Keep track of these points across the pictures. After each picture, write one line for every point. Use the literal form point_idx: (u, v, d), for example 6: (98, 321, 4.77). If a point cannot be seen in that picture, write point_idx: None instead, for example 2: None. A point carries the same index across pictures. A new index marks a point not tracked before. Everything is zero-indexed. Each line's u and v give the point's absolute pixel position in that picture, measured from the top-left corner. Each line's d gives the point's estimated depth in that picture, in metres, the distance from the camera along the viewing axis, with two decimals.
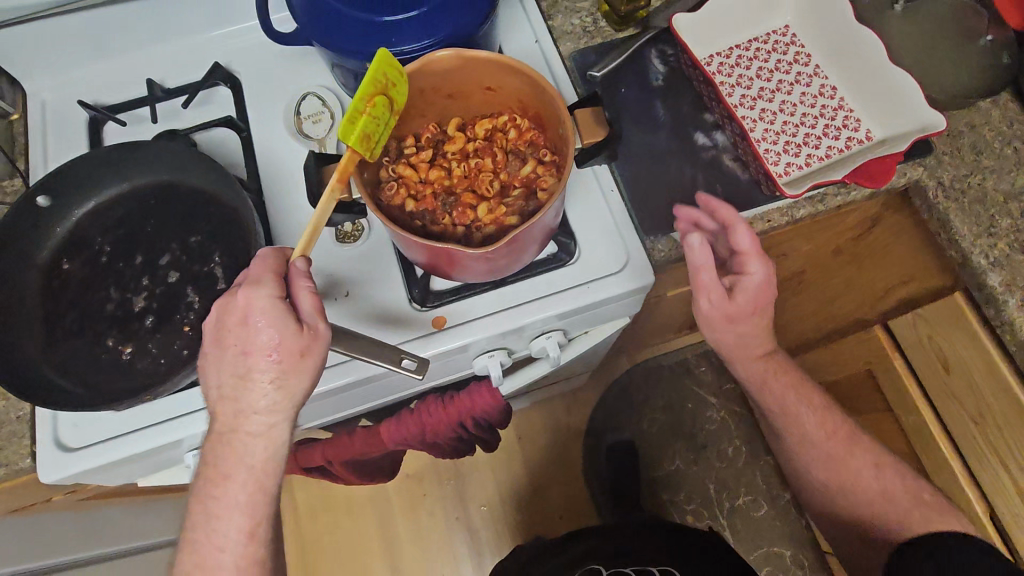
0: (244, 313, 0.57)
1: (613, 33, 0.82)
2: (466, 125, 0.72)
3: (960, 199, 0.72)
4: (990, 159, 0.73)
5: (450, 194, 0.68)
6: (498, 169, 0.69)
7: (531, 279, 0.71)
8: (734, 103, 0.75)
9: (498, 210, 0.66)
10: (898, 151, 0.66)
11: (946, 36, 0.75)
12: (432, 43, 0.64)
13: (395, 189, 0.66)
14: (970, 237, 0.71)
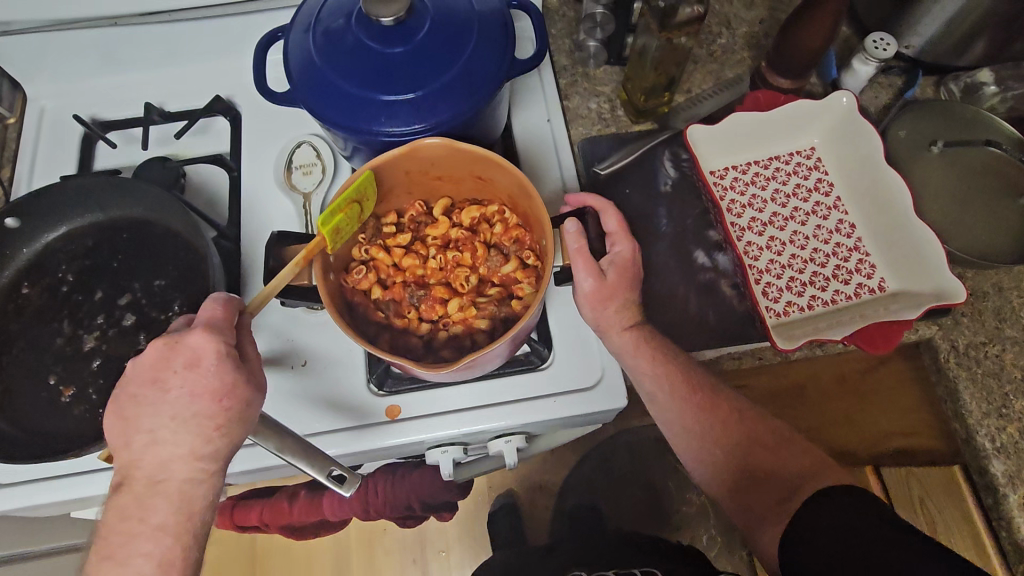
0: (195, 358, 0.52)
1: (629, 126, 0.77)
2: (454, 207, 0.69)
3: (973, 369, 0.66)
4: (1013, 329, 0.67)
5: (422, 284, 0.66)
6: (478, 263, 0.65)
7: (495, 381, 0.67)
8: (743, 225, 0.71)
9: (468, 311, 0.63)
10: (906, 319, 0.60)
11: (982, 189, 0.70)
12: (424, 129, 0.62)
13: (363, 274, 0.64)
14: (977, 415, 0.65)
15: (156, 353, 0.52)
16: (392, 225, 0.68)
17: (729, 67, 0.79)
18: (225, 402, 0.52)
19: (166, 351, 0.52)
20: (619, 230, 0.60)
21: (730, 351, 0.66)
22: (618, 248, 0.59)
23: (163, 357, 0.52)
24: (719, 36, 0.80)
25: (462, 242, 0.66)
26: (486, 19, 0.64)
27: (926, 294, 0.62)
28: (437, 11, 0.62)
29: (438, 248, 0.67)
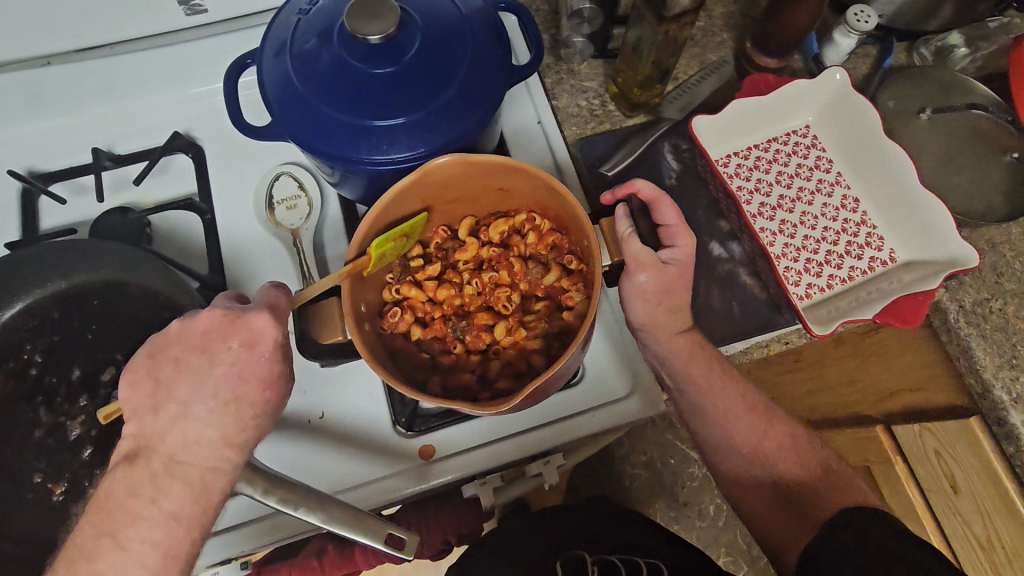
0: (250, 338, 0.48)
1: (623, 121, 0.75)
2: (480, 223, 0.66)
3: (981, 326, 0.69)
4: (1011, 281, 0.70)
5: (462, 314, 0.63)
6: (517, 279, 0.63)
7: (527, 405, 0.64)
8: (753, 211, 0.71)
9: (518, 333, 0.60)
10: (930, 289, 0.61)
11: (969, 151, 0.72)
12: (428, 151, 0.57)
13: (399, 316, 0.61)
14: (991, 368, 0.67)
15: (213, 320, 0.49)
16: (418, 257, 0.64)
17: (711, 49, 0.78)
18: (268, 392, 0.49)
19: (223, 323, 0.49)
20: (678, 225, 0.57)
21: (761, 340, 0.66)
22: (676, 241, 0.57)
23: (218, 327, 0.48)
24: (699, 19, 0.79)
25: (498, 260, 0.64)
26: (477, 24, 0.59)
27: (941, 261, 0.64)
28: (425, 20, 0.57)
29: (472, 273, 0.64)
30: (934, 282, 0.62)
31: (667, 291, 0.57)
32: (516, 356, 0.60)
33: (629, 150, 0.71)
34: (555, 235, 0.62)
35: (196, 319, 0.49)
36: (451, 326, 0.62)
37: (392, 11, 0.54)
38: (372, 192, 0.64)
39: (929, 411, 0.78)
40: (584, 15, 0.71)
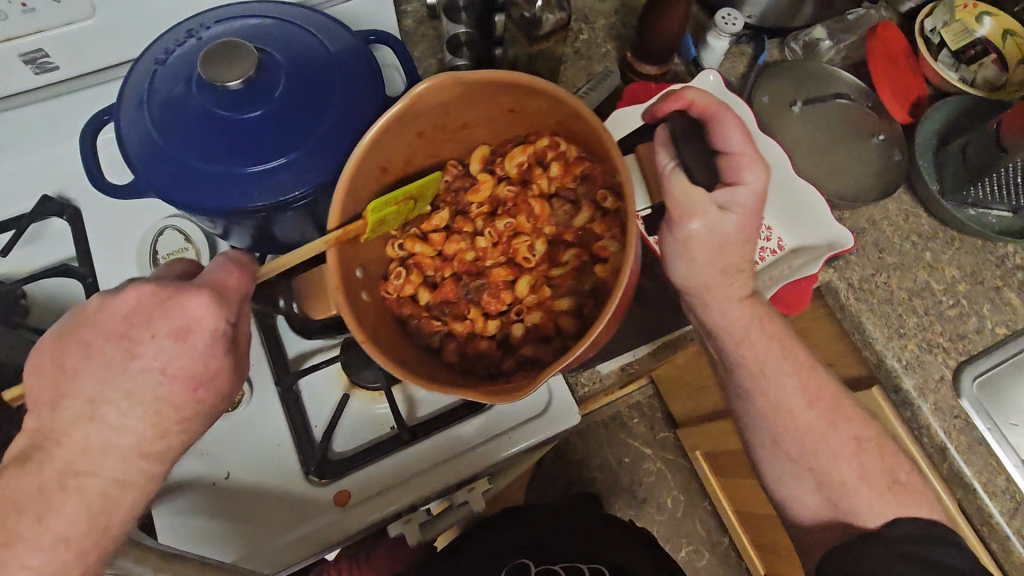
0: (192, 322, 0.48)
1: None
2: (494, 156, 0.65)
3: (870, 300, 0.73)
4: (892, 255, 0.75)
5: (484, 270, 0.65)
6: (538, 224, 0.64)
7: (445, 434, 0.63)
8: None
9: (543, 290, 0.63)
10: (810, 274, 0.68)
11: (848, 137, 0.77)
12: (310, 189, 0.55)
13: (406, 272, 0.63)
14: (882, 340, 0.71)
15: (137, 295, 0.48)
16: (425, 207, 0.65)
17: (596, 61, 0.80)
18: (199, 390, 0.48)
19: (151, 299, 0.48)
20: (740, 149, 0.58)
21: None
22: (746, 169, 0.57)
23: (145, 306, 0.47)
24: (582, 32, 0.81)
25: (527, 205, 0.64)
26: (346, 60, 0.59)
27: (821, 245, 0.69)
28: (291, 62, 0.57)
29: (483, 219, 0.65)
30: (808, 272, 0.69)
31: (747, 229, 0.59)
32: (541, 316, 0.62)
33: None
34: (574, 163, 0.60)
35: (120, 296, 0.47)
36: (460, 281, 0.65)
37: (250, 51, 0.53)
38: (259, 236, 0.62)
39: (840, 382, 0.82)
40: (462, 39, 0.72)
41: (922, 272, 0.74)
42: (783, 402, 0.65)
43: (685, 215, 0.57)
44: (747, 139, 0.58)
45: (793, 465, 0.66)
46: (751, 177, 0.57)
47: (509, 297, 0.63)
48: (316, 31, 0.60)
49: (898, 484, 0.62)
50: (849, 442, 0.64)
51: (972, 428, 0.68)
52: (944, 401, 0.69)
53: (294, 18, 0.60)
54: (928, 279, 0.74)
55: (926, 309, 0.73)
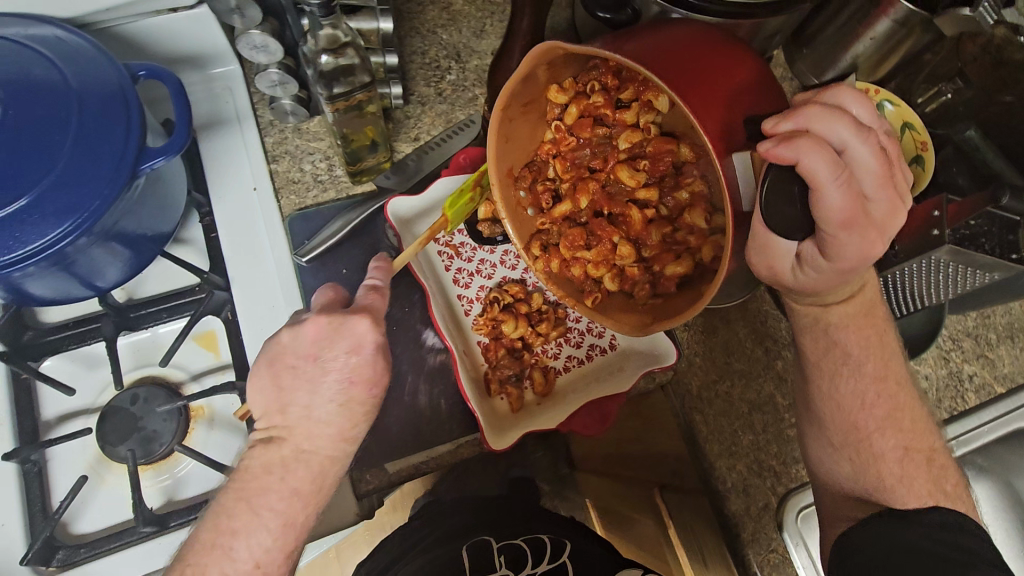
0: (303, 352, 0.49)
1: (350, 187, 0.70)
2: (583, 81, 0.60)
3: (705, 409, 0.69)
4: (741, 361, 0.69)
5: (619, 213, 0.62)
6: (643, 171, 0.60)
7: (166, 535, 0.56)
8: (470, 296, 0.65)
9: (660, 225, 0.61)
10: (622, 391, 0.60)
11: None
12: (64, 234, 0.49)
13: (519, 368, 0.62)
14: (713, 457, 0.68)
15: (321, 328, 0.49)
16: (566, 145, 0.62)
17: (460, 107, 0.74)
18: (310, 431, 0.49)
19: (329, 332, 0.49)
20: (833, 229, 0.47)
21: (470, 439, 0.61)
22: (844, 241, 0.47)
23: (325, 335, 0.49)
24: (448, 72, 0.74)
25: (642, 143, 0.60)
26: (86, 95, 0.51)
27: (640, 353, 0.63)
28: (15, 92, 0.50)
29: (609, 165, 0.62)
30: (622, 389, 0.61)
31: (871, 256, 0.49)
32: (669, 252, 0.60)
33: (326, 235, 0.65)
34: (647, 90, 0.58)
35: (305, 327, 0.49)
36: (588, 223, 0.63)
37: None
38: (9, 294, 0.55)
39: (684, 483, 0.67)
40: (274, 79, 0.60)
41: (769, 383, 0.68)
42: (847, 395, 0.56)
43: (766, 244, 0.52)
44: (845, 223, 0.47)
45: (833, 452, 0.57)
46: (851, 251, 0.48)
47: (630, 245, 0.61)
48: (56, 56, 0.52)
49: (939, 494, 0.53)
50: (897, 451, 0.55)
51: (787, 566, 0.64)
52: (761, 532, 0.65)
53: (36, 39, 0.53)
54: (774, 393, 0.68)
55: (764, 427, 0.67)
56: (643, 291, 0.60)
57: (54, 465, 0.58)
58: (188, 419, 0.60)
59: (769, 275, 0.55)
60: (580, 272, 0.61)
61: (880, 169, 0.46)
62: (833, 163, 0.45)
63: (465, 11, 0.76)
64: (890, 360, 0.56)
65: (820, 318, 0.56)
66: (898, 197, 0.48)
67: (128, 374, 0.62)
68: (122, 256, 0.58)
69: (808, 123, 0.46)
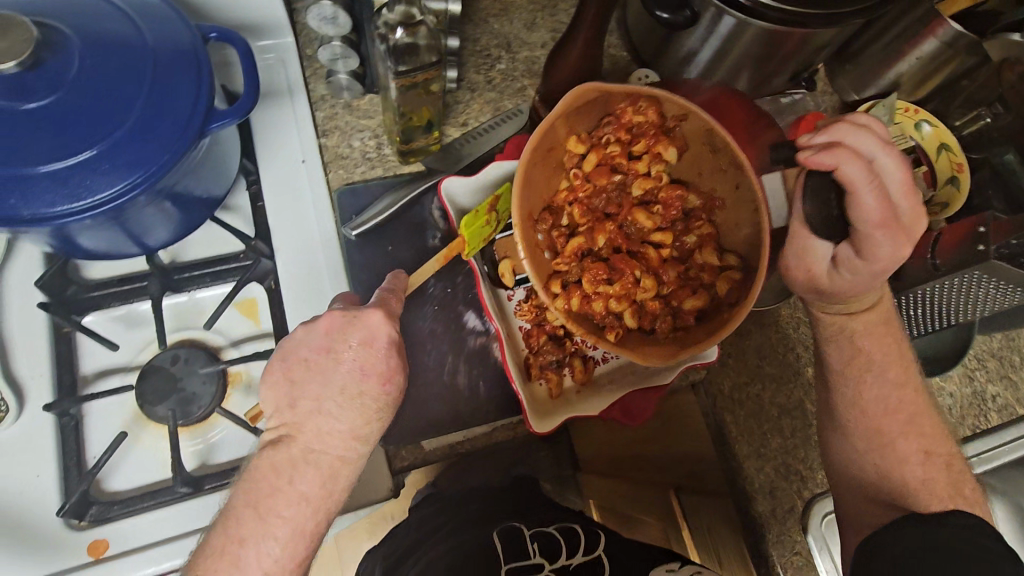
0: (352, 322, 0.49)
1: (397, 166, 0.70)
2: (594, 135, 0.61)
3: (737, 411, 0.69)
4: (772, 366, 0.70)
5: (637, 250, 0.62)
6: (654, 216, 0.61)
7: (199, 499, 0.55)
8: (513, 280, 0.65)
9: (671, 265, 0.62)
10: (663, 383, 0.61)
11: None
12: (130, 188, 0.49)
13: (561, 354, 0.62)
14: (742, 458, 0.67)
15: (340, 322, 0.49)
16: (582, 191, 0.61)
17: (508, 96, 0.74)
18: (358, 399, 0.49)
19: (342, 325, 0.49)
20: (870, 230, 0.51)
21: (506, 422, 0.62)
22: (883, 242, 0.50)
23: (337, 326, 0.49)
24: (499, 61, 0.75)
25: (653, 190, 0.62)
26: (159, 51, 0.51)
27: None
28: (91, 42, 0.50)
29: (624, 209, 0.62)
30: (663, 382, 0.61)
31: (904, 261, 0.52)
32: (683, 292, 0.61)
33: (376, 211, 0.65)
34: (658, 142, 0.60)
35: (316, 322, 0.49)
36: (609, 264, 0.61)
37: (30, 29, 0.46)
38: (60, 245, 0.55)
39: (706, 484, 0.68)
40: (336, 52, 0.61)
41: (799, 390, 0.69)
42: (872, 400, 0.57)
43: (804, 247, 0.55)
44: (884, 223, 0.50)
45: (856, 457, 0.57)
46: (888, 254, 0.51)
47: (652, 279, 0.61)
48: (131, 11, 0.52)
49: (961, 497, 0.53)
50: (918, 454, 0.56)
51: (810, 568, 0.64)
52: (785, 535, 0.65)
53: None
54: (803, 399, 0.69)
55: (792, 432, 0.68)
56: (664, 325, 0.60)
57: (90, 420, 0.57)
58: (226, 384, 0.60)
59: (807, 282, 0.57)
60: (602, 307, 0.59)
61: (905, 175, 0.51)
62: (867, 166, 0.49)
63: (517, 3, 0.77)
64: (908, 372, 0.58)
65: (846, 325, 0.57)
66: (922, 206, 0.52)
67: (169, 335, 0.61)
68: (173, 216, 0.58)
69: (839, 135, 0.50)
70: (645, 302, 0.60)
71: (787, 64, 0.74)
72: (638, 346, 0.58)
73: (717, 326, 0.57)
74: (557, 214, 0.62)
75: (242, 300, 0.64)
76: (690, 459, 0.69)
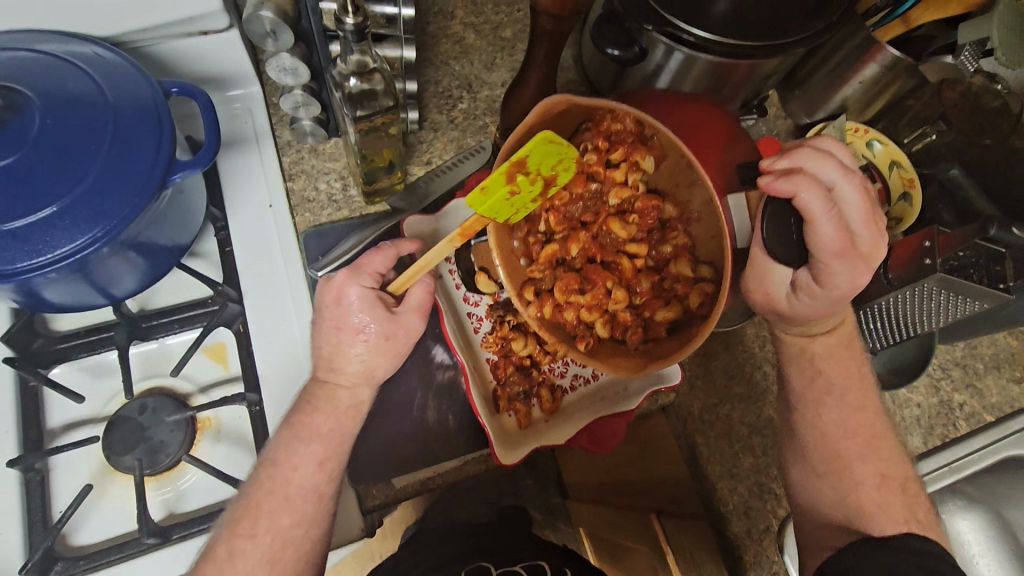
0: (338, 293, 0.56)
1: (363, 207, 0.72)
2: (572, 140, 0.60)
3: (707, 431, 0.70)
4: (740, 385, 0.71)
5: (611, 260, 0.62)
6: (631, 224, 0.61)
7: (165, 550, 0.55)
8: (480, 313, 0.66)
9: (645, 273, 0.63)
10: (629, 408, 0.62)
11: None
12: (91, 242, 0.50)
13: (528, 384, 0.63)
14: (714, 479, 0.68)
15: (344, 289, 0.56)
16: (559, 199, 0.61)
17: (471, 133, 0.77)
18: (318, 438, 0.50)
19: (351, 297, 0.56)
20: (824, 259, 0.51)
21: (479, 455, 0.62)
22: (834, 270, 0.52)
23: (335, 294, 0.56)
24: (460, 100, 0.78)
25: (631, 199, 0.61)
26: (120, 109, 0.53)
27: None
28: (53, 103, 0.51)
29: (600, 219, 0.62)
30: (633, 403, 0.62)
31: (857, 287, 0.53)
32: (657, 300, 0.62)
33: (343, 249, 0.66)
34: (637, 150, 0.59)
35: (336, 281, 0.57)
36: (582, 271, 0.63)
37: None
38: (25, 299, 0.55)
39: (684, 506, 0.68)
40: (298, 100, 0.63)
41: (769, 407, 0.70)
42: (832, 426, 0.58)
43: (764, 273, 0.56)
44: (836, 254, 0.51)
45: (815, 481, 0.58)
46: (844, 281, 0.52)
47: (624, 290, 0.61)
48: (93, 70, 0.54)
49: (918, 521, 0.54)
50: (873, 478, 0.57)
51: None
52: (763, 556, 0.65)
53: (75, 55, 0.55)
54: (773, 416, 0.70)
55: (763, 449, 0.68)
56: (635, 336, 0.61)
57: (56, 474, 0.57)
58: (196, 430, 0.60)
59: (767, 304, 0.58)
60: (572, 316, 0.61)
61: (865, 203, 0.51)
62: (824, 198, 0.49)
63: (477, 44, 0.80)
64: (867, 393, 0.59)
65: (805, 349, 0.59)
66: (881, 231, 0.52)
67: (137, 383, 0.62)
68: (139, 266, 0.59)
69: (802, 162, 0.50)
70: (617, 311, 0.62)
71: (737, 92, 0.77)
72: (607, 359, 0.59)
73: (684, 337, 0.58)
74: (534, 222, 0.63)
75: (210, 344, 0.65)
76: (668, 481, 0.69)
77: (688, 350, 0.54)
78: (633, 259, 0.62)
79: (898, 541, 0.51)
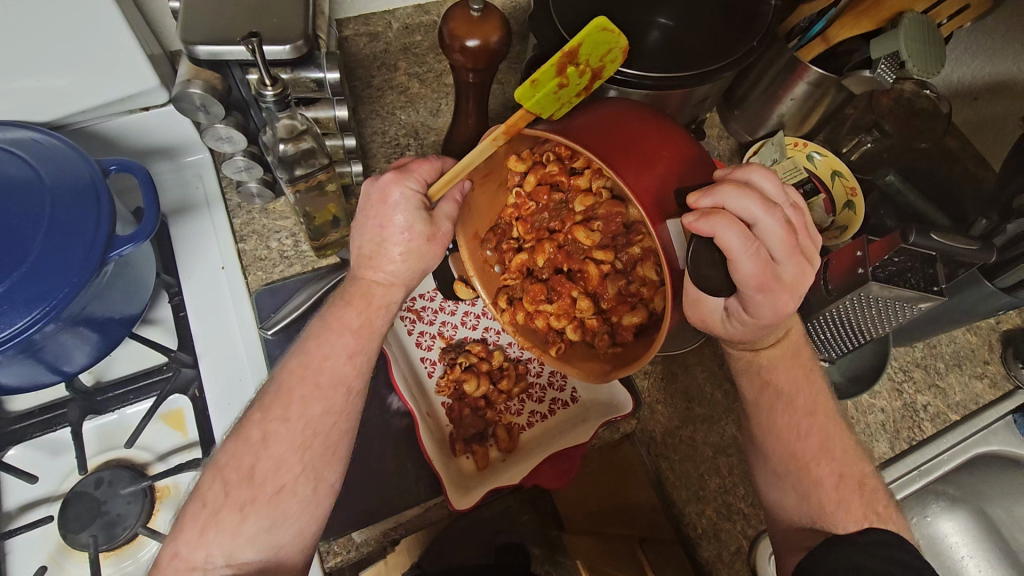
0: (385, 196, 0.55)
1: (315, 261, 0.73)
2: (536, 151, 0.61)
3: (672, 456, 0.70)
4: (702, 406, 0.71)
5: (578, 268, 0.63)
6: (595, 232, 0.62)
7: None
8: (433, 358, 0.68)
9: (614, 279, 0.62)
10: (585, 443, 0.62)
11: None
12: (34, 323, 0.51)
13: (483, 425, 0.64)
14: (681, 504, 0.68)
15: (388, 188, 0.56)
16: (524, 211, 0.63)
17: None
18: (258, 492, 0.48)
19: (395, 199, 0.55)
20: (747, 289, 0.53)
21: (438, 500, 0.61)
22: (758, 301, 0.54)
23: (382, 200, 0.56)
24: (407, 149, 0.80)
25: (596, 206, 0.61)
26: (58, 191, 0.55)
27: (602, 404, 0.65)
28: None
29: (566, 226, 0.63)
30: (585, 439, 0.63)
31: (781, 316, 0.55)
32: (627, 306, 0.62)
33: (291, 309, 0.67)
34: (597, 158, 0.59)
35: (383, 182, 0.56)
36: (550, 281, 0.64)
37: None
38: None
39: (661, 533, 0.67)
40: (239, 165, 0.65)
41: (731, 425, 0.70)
42: (786, 425, 0.58)
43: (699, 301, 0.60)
44: (762, 286, 0.53)
45: (778, 481, 0.58)
46: (764, 314, 0.55)
47: (590, 300, 0.62)
48: (30, 156, 0.56)
49: (875, 514, 0.54)
50: (832, 477, 0.56)
51: None
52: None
53: (14, 143, 0.57)
54: (736, 434, 0.69)
55: (729, 470, 0.68)
56: (602, 342, 0.62)
57: (14, 556, 0.57)
58: (153, 500, 0.60)
59: (703, 327, 0.62)
60: (542, 323, 0.63)
61: (786, 237, 0.52)
62: (744, 235, 0.50)
63: (422, 92, 0.81)
64: (821, 393, 0.58)
65: (754, 361, 0.60)
66: (803, 262, 0.54)
67: (93, 458, 0.62)
68: (90, 340, 0.59)
69: (724, 199, 0.50)
70: (585, 318, 0.63)
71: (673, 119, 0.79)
72: (572, 368, 0.61)
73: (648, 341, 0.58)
74: (508, 232, 0.65)
75: (170, 411, 0.65)
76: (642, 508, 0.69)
77: (639, 364, 0.54)
78: (601, 267, 0.62)
79: (856, 541, 0.51)
